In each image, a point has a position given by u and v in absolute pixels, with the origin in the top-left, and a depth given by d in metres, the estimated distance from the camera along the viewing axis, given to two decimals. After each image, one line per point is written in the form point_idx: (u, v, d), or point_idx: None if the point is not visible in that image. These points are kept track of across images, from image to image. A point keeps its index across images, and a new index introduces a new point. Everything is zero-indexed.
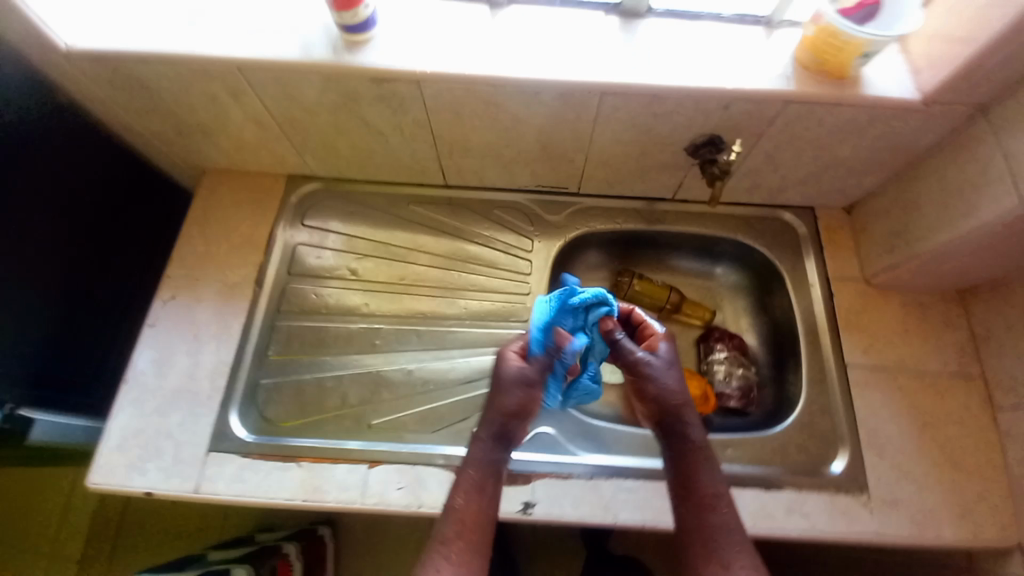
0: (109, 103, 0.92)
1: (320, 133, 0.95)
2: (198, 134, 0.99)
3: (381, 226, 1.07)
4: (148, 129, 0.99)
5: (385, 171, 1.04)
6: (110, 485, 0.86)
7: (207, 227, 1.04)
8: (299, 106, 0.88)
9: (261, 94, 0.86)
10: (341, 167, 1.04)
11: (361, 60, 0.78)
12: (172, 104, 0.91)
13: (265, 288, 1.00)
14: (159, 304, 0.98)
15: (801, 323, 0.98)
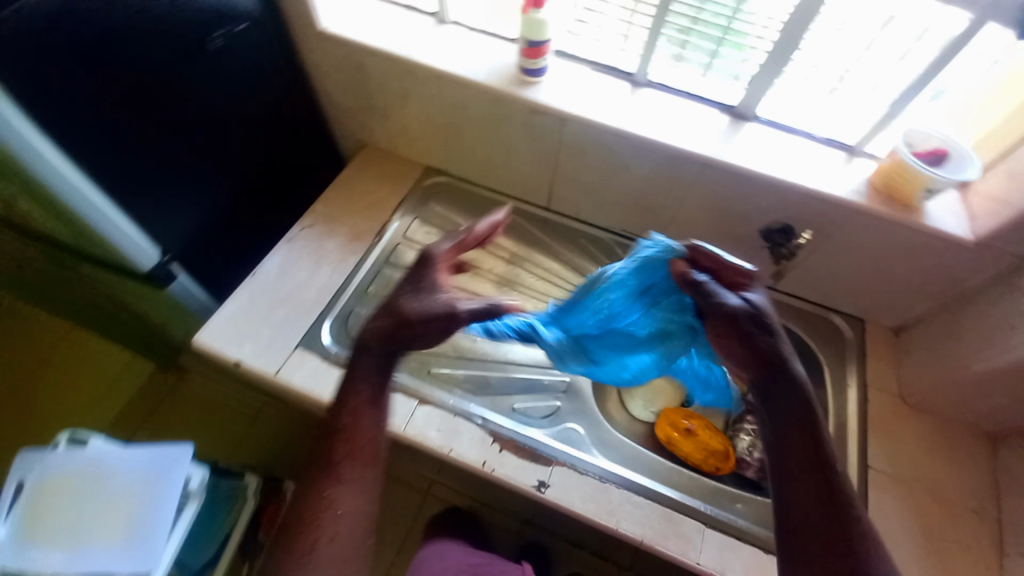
0: (325, 78, 1.21)
1: (470, 139, 1.19)
2: (376, 117, 1.27)
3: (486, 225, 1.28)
4: (340, 104, 1.27)
5: (504, 183, 1.27)
6: (209, 346, 1.01)
7: (353, 184, 1.29)
8: (466, 114, 1.13)
9: (442, 99, 1.13)
10: (472, 171, 1.28)
11: (528, 94, 1.03)
12: (370, 90, 1.19)
13: (382, 241, 1.21)
14: (299, 226, 1.20)
15: (831, 416, 1.04)
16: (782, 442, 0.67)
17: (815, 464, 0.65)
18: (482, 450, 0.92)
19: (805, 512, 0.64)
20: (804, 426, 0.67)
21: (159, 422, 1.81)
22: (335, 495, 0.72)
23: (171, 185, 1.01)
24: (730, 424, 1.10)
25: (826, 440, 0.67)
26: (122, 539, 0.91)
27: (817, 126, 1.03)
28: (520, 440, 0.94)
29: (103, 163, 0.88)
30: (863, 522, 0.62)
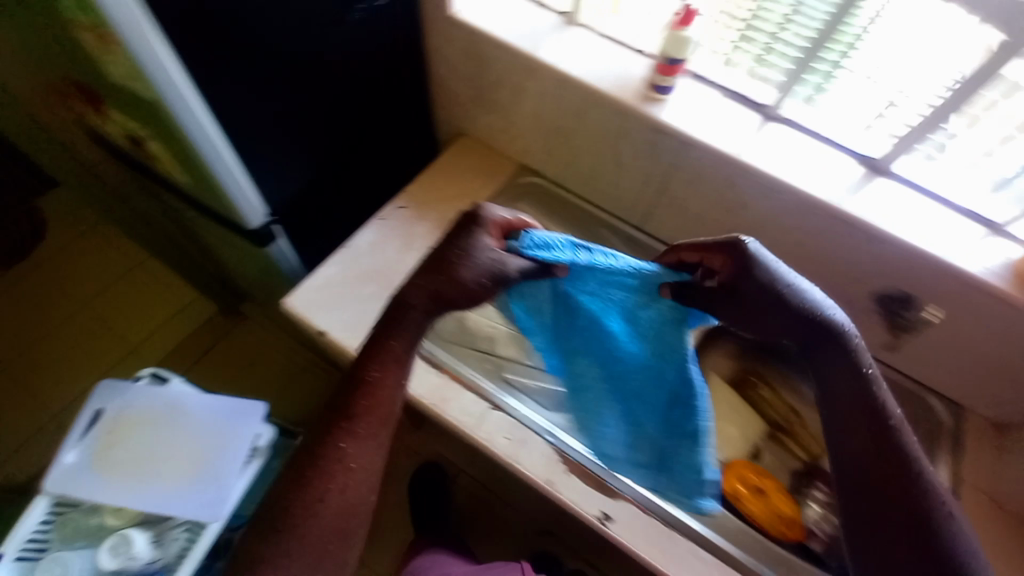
0: (442, 62, 1.19)
1: (577, 146, 1.16)
2: (483, 110, 1.24)
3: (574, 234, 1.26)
4: (450, 90, 1.25)
5: (600, 195, 1.24)
6: (298, 311, 1.03)
7: (448, 173, 1.28)
8: (581, 122, 1.10)
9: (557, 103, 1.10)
10: (568, 177, 1.26)
11: (653, 112, 0.99)
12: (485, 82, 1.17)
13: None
14: (394, 207, 1.21)
15: None
16: (849, 415, 0.74)
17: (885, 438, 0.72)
18: (548, 468, 0.90)
19: (855, 484, 0.72)
20: (871, 406, 0.73)
21: (205, 364, 1.83)
22: (344, 451, 0.76)
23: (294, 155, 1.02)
24: (798, 489, 1.03)
25: (894, 422, 0.73)
26: (194, 479, 0.93)
27: (962, 194, 0.93)
28: (590, 466, 0.91)
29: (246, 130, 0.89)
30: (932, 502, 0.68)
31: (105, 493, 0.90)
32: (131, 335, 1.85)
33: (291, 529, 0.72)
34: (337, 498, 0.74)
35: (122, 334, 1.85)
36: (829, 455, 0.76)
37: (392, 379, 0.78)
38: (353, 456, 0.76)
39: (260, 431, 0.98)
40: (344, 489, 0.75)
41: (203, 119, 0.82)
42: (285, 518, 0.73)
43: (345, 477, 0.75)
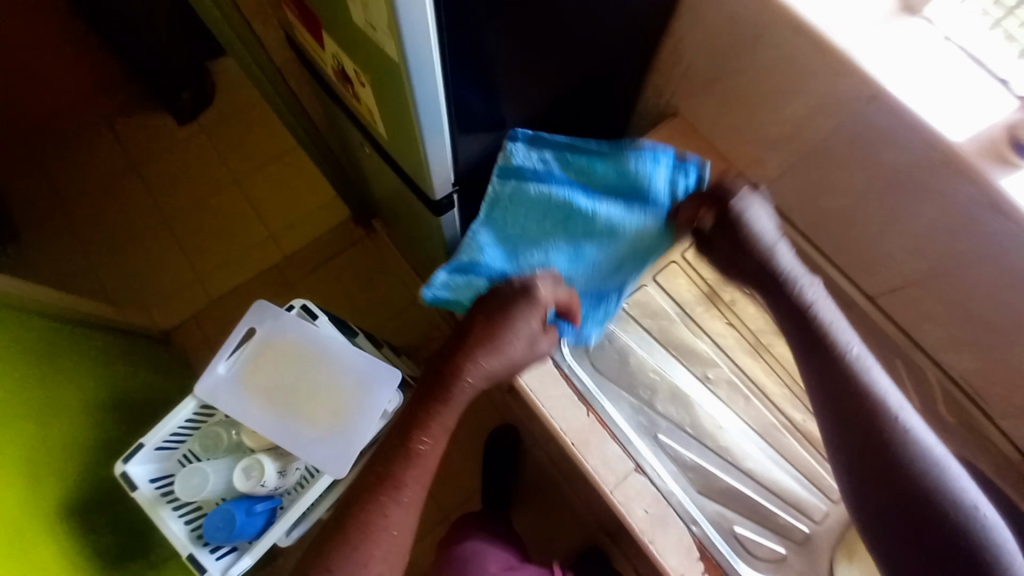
0: (691, 24, 0.90)
1: (844, 184, 0.86)
2: (719, 95, 0.96)
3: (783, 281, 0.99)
4: (685, 59, 0.96)
5: (841, 248, 0.95)
6: None
7: None
8: (870, 160, 0.80)
9: (846, 126, 0.79)
10: (804, 210, 0.96)
11: (997, 182, 0.63)
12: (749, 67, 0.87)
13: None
14: None
15: None
16: (838, 402, 0.69)
17: (844, 374, 0.69)
18: (681, 558, 0.75)
19: (876, 471, 0.66)
20: (858, 399, 0.68)
21: (331, 269, 1.87)
22: (389, 504, 0.71)
23: (498, 122, 0.83)
24: None
25: (880, 393, 0.68)
26: (327, 427, 0.92)
27: None
28: (726, 568, 0.77)
29: (462, 91, 0.71)
30: (901, 447, 0.65)
31: (247, 414, 0.92)
32: (269, 223, 1.91)
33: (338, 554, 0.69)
34: (384, 544, 0.70)
35: (265, 216, 1.92)
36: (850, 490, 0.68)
37: (416, 468, 0.72)
38: (392, 510, 0.71)
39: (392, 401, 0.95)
40: (382, 528, 0.70)
41: (426, 82, 0.64)
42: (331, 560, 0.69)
43: (387, 523, 0.70)
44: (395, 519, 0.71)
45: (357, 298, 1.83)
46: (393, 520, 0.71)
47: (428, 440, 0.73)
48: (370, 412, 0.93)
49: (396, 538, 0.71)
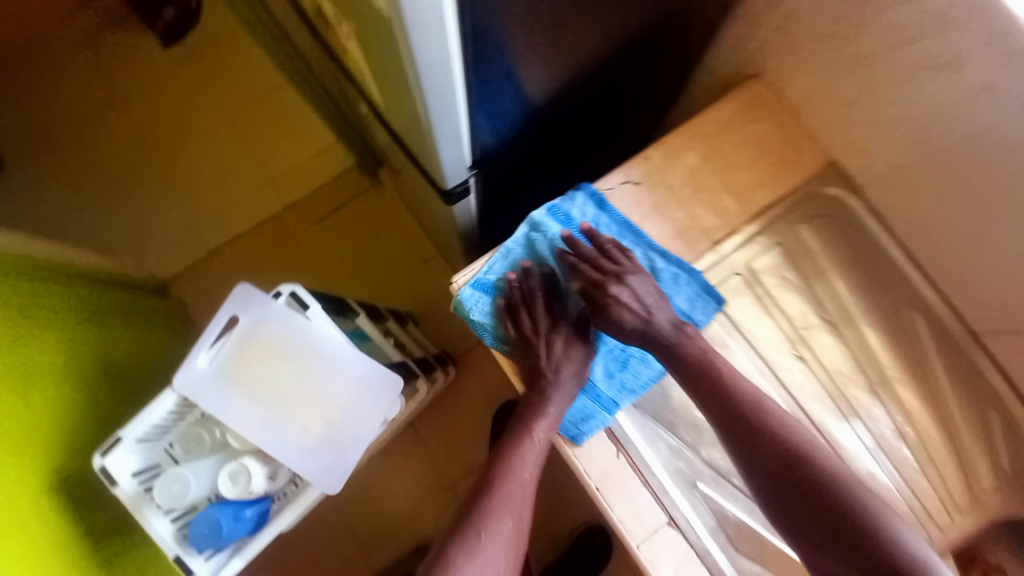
0: None
1: (979, 192, 0.66)
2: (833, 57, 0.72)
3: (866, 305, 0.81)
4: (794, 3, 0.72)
5: (950, 271, 0.76)
6: (466, 310, 0.75)
7: (715, 142, 0.83)
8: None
9: (1001, 117, 0.59)
10: (911, 220, 0.76)
11: None
12: (881, 22, 0.64)
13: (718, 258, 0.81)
14: (623, 175, 0.81)
15: None
16: (755, 459, 0.64)
17: (755, 420, 0.66)
18: None
19: (802, 511, 0.61)
20: (770, 451, 0.63)
21: (334, 225, 1.70)
22: (483, 534, 0.64)
23: (533, 86, 0.65)
24: None
25: (796, 448, 0.63)
26: (319, 435, 0.82)
27: None
28: None
29: (491, 54, 0.53)
30: (825, 487, 0.61)
31: (232, 412, 0.82)
32: (267, 167, 1.72)
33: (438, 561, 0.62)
34: (488, 557, 0.63)
35: (263, 159, 1.72)
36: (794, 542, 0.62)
37: (513, 498, 0.68)
38: (494, 524, 0.65)
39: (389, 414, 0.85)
40: (485, 534, 0.64)
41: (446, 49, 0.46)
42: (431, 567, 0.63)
43: (488, 532, 0.65)
44: (499, 532, 0.65)
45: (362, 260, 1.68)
46: (496, 533, 0.65)
47: (530, 459, 0.70)
48: (366, 426, 0.83)
49: (502, 549, 0.64)
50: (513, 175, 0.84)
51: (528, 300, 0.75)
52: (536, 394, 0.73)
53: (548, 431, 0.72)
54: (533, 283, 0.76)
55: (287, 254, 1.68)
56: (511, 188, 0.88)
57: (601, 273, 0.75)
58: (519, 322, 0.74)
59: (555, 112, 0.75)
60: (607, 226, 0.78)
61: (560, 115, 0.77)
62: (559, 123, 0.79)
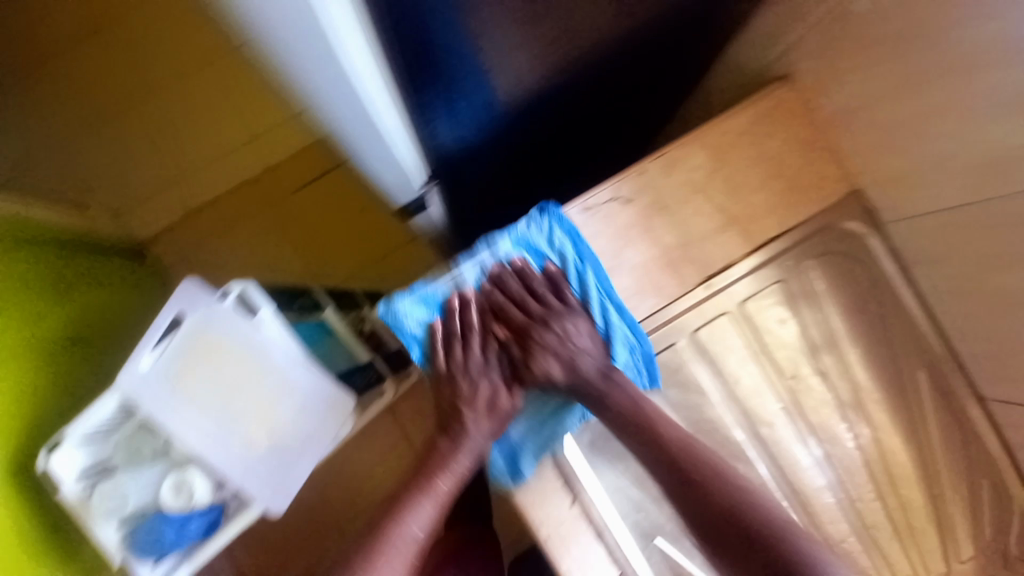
0: None
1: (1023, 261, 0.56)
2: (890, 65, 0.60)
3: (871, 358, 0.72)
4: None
5: (972, 334, 0.66)
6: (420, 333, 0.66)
7: (728, 158, 0.71)
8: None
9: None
10: (938, 272, 0.66)
11: None
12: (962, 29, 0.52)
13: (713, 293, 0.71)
14: (613, 189, 0.70)
15: None
16: (672, 477, 0.60)
17: (690, 469, 0.59)
18: None
19: (741, 572, 0.56)
20: (673, 456, 0.60)
21: (257, 193, 1.27)
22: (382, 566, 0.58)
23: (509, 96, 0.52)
24: None
25: (680, 439, 0.61)
26: (265, 452, 0.81)
27: None
28: None
29: (440, 69, 0.42)
30: (758, 552, 0.55)
31: (179, 418, 0.79)
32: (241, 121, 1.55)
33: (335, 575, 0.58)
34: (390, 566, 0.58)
35: None
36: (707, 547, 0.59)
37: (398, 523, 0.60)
38: (415, 522, 0.60)
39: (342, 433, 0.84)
40: (404, 543, 0.59)
41: (355, 65, 0.38)
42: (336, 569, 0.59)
43: (413, 532, 0.60)
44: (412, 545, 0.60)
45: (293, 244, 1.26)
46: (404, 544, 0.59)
47: (449, 476, 0.63)
48: (317, 442, 0.82)
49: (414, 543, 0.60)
50: (490, 181, 0.73)
51: (464, 332, 0.64)
52: (445, 427, 0.64)
53: (474, 457, 0.64)
54: (450, 324, 0.63)
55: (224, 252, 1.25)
56: (489, 195, 0.77)
57: (527, 315, 0.64)
58: (450, 355, 0.63)
59: (539, 119, 0.64)
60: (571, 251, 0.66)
61: (546, 121, 0.65)
62: (547, 131, 0.67)
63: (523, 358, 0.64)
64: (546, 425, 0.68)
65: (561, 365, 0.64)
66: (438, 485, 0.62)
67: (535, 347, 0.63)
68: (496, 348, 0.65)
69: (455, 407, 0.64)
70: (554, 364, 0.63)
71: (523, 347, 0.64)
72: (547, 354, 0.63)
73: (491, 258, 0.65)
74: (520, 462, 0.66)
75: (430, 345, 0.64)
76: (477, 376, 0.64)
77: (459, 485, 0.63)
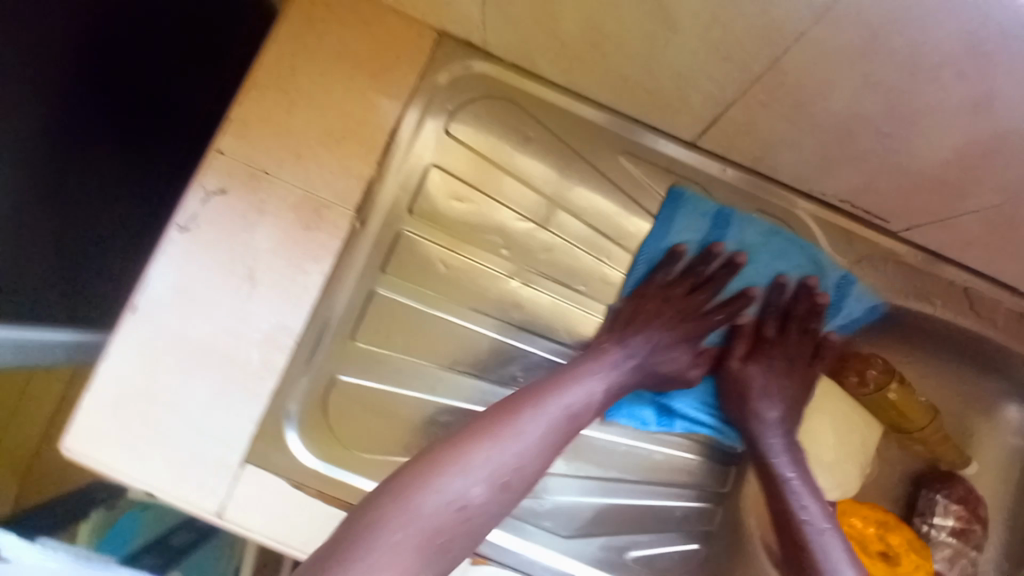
0: None
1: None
2: None
3: (568, 174, 0.65)
4: None
5: (624, 95, 0.59)
6: (90, 463, 0.56)
7: (295, 93, 0.61)
8: None
9: None
10: (549, 58, 0.58)
11: None
12: None
13: (655, 370, 0.64)
14: (199, 195, 0.59)
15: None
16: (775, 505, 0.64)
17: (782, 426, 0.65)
18: None
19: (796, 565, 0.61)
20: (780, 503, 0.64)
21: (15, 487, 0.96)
22: (394, 520, 0.44)
23: None
24: (915, 509, 0.77)
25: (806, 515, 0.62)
26: None
27: None
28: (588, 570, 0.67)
29: None
30: (801, 531, 0.61)
31: None
32: None
33: (410, 469, 0.48)
34: (392, 542, 0.44)
35: None
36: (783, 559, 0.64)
37: (445, 494, 0.47)
38: (522, 432, 0.52)
39: None
40: (501, 448, 0.50)
41: None
42: (341, 540, 0.43)
43: (451, 500, 0.47)
44: (523, 454, 0.51)
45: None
46: (508, 482, 0.50)
47: (589, 383, 0.58)
48: None
49: (488, 503, 0.49)
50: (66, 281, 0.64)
51: (704, 281, 0.66)
52: (615, 337, 0.63)
53: (596, 398, 0.59)
54: (715, 269, 0.66)
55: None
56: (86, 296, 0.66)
57: (794, 326, 0.67)
58: (670, 287, 0.65)
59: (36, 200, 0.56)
60: (688, 220, 0.65)
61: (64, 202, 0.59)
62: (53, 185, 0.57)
63: (750, 355, 0.67)
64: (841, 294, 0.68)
65: (783, 377, 0.66)
66: (608, 360, 0.61)
67: (778, 347, 0.67)
68: (793, 353, 0.67)
69: (652, 322, 0.64)
70: (769, 369, 0.66)
71: (752, 343, 0.67)
72: (772, 355, 0.67)
73: (755, 279, 0.67)
74: (669, 408, 0.68)
75: (660, 263, 0.66)
76: (688, 317, 0.65)
77: (568, 420, 0.56)
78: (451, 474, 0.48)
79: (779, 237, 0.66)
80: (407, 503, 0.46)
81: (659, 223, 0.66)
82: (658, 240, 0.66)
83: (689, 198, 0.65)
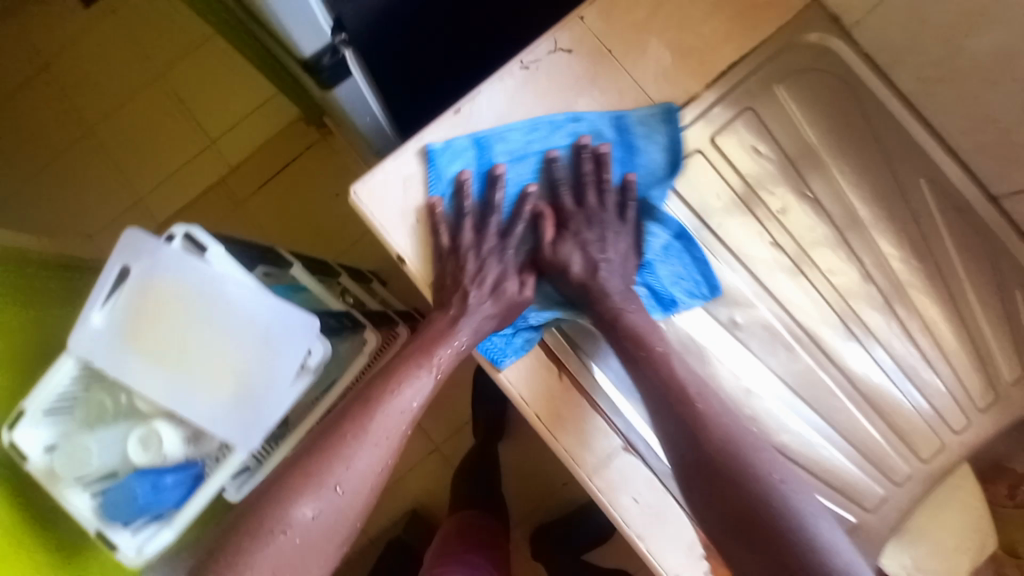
0: None
1: None
2: None
3: (869, 176, 0.64)
4: None
5: (963, 123, 0.60)
6: (366, 216, 0.64)
7: None
8: None
9: None
10: (924, 62, 0.59)
11: None
12: None
13: (501, 291, 0.62)
14: (552, 45, 0.64)
15: None
16: (719, 503, 0.52)
17: (632, 363, 0.58)
18: (680, 558, 0.59)
19: (751, 549, 0.51)
20: (736, 479, 0.52)
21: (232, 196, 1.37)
22: (270, 533, 0.54)
23: None
24: None
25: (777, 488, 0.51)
26: (233, 394, 0.78)
27: None
28: None
29: None
30: (754, 499, 0.51)
31: (139, 387, 0.77)
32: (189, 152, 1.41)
33: (274, 488, 0.56)
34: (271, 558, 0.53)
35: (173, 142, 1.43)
36: (727, 553, 0.53)
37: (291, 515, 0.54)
38: (351, 464, 0.56)
39: (311, 349, 0.78)
40: (328, 490, 0.56)
41: None
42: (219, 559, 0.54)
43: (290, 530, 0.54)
44: (355, 482, 0.57)
45: (194, 74, 1.42)
46: (345, 491, 0.56)
47: (415, 388, 0.60)
48: (290, 366, 0.78)
49: (325, 520, 0.56)
50: None
51: (489, 208, 0.64)
52: (440, 305, 0.63)
53: (423, 393, 0.61)
54: (493, 192, 0.63)
55: (144, 156, 1.41)
56: None
57: (584, 197, 0.64)
58: (484, 223, 0.63)
59: None
60: (445, 154, 0.63)
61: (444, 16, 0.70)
62: None
63: (562, 239, 0.63)
64: (671, 256, 0.64)
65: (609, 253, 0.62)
66: (421, 375, 0.61)
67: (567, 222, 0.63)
68: (593, 204, 0.63)
69: (484, 261, 0.62)
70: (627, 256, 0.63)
71: (557, 224, 0.64)
72: (576, 226, 0.63)
73: (525, 177, 0.65)
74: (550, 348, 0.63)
75: (456, 207, 0.63)
76: (512, 240, 0.64)
77: (407, 422, 0.60)
78: (292, 520, 0.54)
79: (542, 124, 0.64)
80: (259, 534, 0.54)
81: (434, 179, 0.64)
82: (443, 183, 0.64)
83: (449, 141, 0.63)
